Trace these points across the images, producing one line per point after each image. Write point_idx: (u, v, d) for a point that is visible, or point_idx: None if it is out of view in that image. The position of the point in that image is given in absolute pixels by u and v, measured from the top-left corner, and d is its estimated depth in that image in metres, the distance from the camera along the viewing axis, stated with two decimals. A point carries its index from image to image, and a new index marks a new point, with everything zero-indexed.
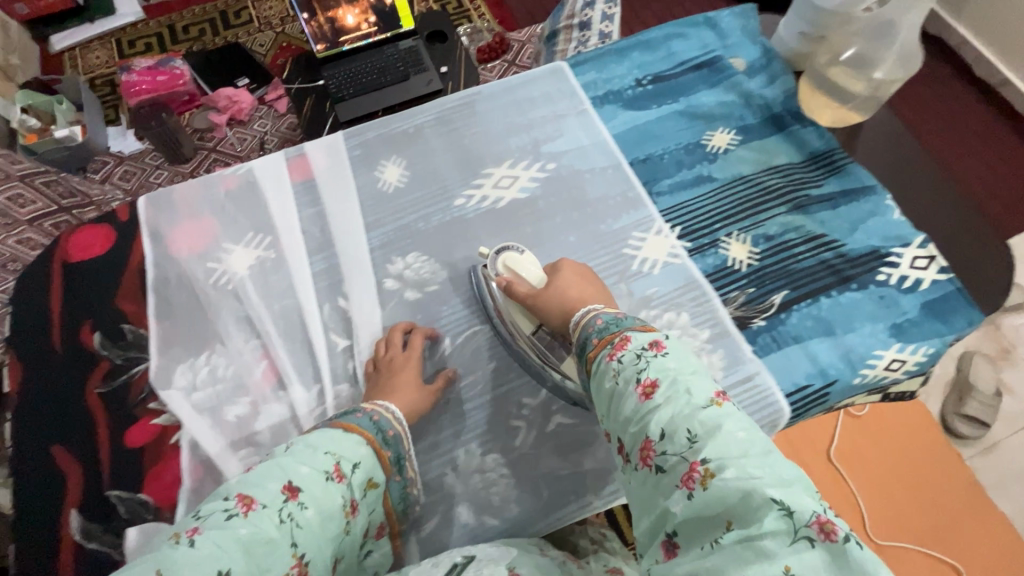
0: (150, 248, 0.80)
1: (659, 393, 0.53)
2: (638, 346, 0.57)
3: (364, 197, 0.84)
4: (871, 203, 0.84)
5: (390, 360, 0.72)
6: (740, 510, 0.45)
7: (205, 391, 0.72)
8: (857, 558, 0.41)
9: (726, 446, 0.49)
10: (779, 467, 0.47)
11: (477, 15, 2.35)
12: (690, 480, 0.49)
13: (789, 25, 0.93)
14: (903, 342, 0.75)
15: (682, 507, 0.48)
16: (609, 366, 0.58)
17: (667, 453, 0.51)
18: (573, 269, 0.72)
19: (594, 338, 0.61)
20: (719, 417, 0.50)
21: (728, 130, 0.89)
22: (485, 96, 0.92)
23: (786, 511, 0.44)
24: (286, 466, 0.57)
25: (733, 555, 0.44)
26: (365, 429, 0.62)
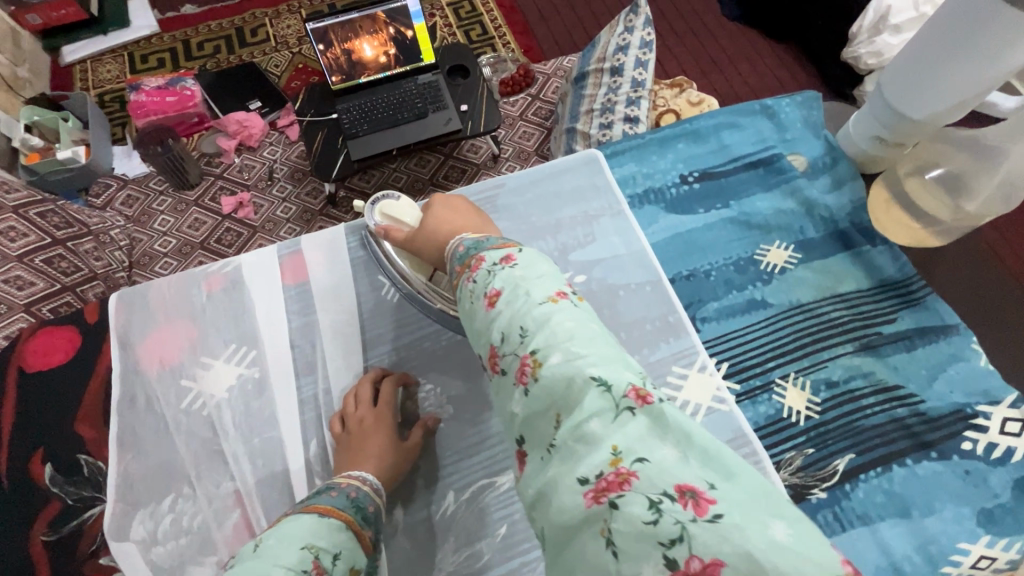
0: (117, 358, 0.70)
1: (501, 300, 0.45)
2: (490, 262, 0.49)
3: (366, 308, 0.74)
4: (952, 345, 0.72)
5: (361, 421, 0.65)
6: (564, 397, 0.39)
7: (165, 545, 0.62)
8: (674, 418, 0.37)
9: (553, 332, 0.42)
10: (605, 344, 0.41)
11: (503, 43, 2.22)
12: (523, 376, 0.42)
13: (863, 127, 0.78)
14: (993, 535, 0.62)
15: (520, 408, 0.41)
16: (466, 288, 0.49)
17: (504, 354, 0.44)
18: (444, 204, 0.64)
19: (457, 264, 0.53)
20: (552, 311, 0.43)
21: (787, 245, 0.78)
22: (508, 189, 0.81)
23: (605, 387, 0.38)
24: (255, 567, 0.43)
25: (569, 454, 0.37)
26: (342, 510, 0.52)
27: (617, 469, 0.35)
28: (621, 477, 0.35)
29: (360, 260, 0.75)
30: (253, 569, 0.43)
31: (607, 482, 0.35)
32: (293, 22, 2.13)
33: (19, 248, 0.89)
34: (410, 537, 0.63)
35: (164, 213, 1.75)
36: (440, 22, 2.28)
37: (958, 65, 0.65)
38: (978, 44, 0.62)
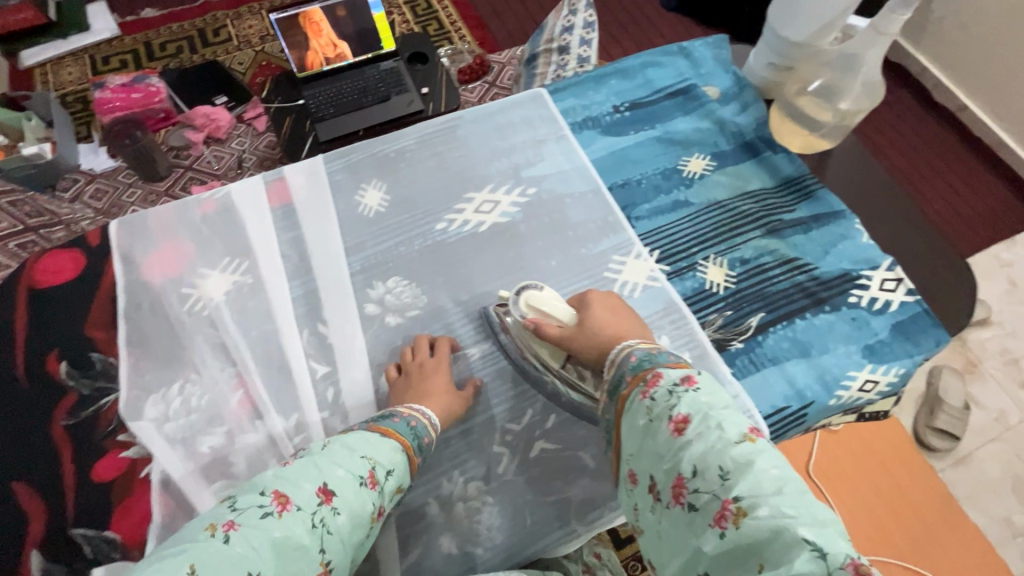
0: (122, 272, 0.78)
1: (690, 429, 0.54)
2: (670, 382, 0.58)
3: (345, 221, 0.84)
4: (841, 226, 0.87)
5: (422, 364, 0.72)
6: (770, 547, 0.45)
7: (178, 420, 0.70)
8: None
9: (757, 480, 0.49)
10: (814, 507, 0.47)
11: (458, 36, 2.37)
12: (722, 519, 0.49)
13: (760, 56, 0.95)
14: (874, 363, 0.77)
15: (713, 547, 0.48)
16: (642, 404, 0.59)
17: (699, 491, 0.51)
18: (602, 301, 0.71)
19: (628, 377, 0.62)
20: (752, 454, 0.51)
21: (704, 156, 0.92)
22: (465, 120, 0.92)
23: (818, 553, 0.43)
24: (321, 469, 0.56)
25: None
26: (401, 435, 0.63)
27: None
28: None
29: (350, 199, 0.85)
30: (321, 464, 0.57)
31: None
32: (255, 21, 2.21)
33: None
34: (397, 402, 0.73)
35: (135, 204, 1.75)
36: (397, 18, 2.39)
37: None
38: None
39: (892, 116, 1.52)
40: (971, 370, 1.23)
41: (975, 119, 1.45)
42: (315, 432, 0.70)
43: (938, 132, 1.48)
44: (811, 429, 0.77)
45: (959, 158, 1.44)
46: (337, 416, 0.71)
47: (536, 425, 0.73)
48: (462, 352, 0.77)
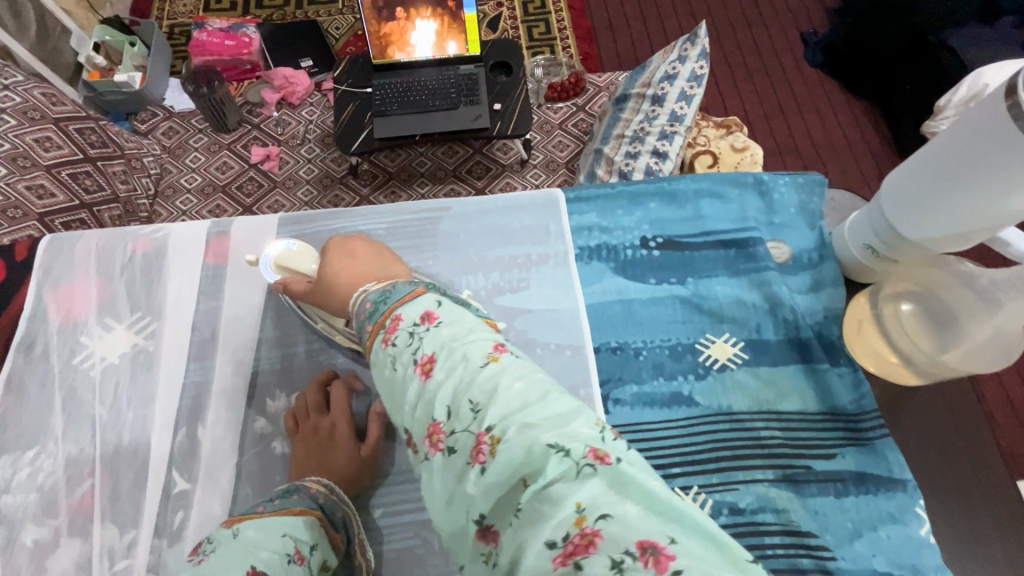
0: (32, 300, 0.71)
1: (438, 368, 0.41)
2: (409, 321, 0.45)
3: (276, 306, 0.72)
4: (892, 503, 0.61)
5: (315, 429, 0.63)
6: (523, 466, 0.36)
7: (16, 495, 0.62)
8: (631, 474, 0.35)
9: (505, 400, 0.38)
10: (557, 403, 0.38)
11: (562, 46, 2.03)
12: (479, 454, 0.37)
13: (856, 231, 0.68)
14: None
15: (476, 488, 0.37)
16: (385, 352, 0.44)
17: (455, 432, 0.39)
18: (343, 250, 0.58)
19: (369, 325, 0.48)
20: (496, 376, 0.40)
21: (734, 340, 0.69)
22: (454, 214, 0.76)
23: (562, 452, 0.36)
24: (241, 553, 0.46)
25: (534, 514, 0.35)
26: (317, 504, 0.54)
27: (581, 527, 0.33)
28: (586, 539, 0.33)
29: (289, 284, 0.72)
30: (239, 551, 0.46)
31: (576, 544, 0.33)
32: None
33: (43, 207, 1.03)
34: None
35: (198, 151, 1.79)
36: (505, 14, 2.09)
37: (975, 192, 0.53)
38: (1005, 174, 0.50)
39: None
40: None
41: None
42: (142, 561, 0.60)
43: None
44: None
45: None
46: (173, 551, 0.60)
47: None
48: (363, 393, 0.68)
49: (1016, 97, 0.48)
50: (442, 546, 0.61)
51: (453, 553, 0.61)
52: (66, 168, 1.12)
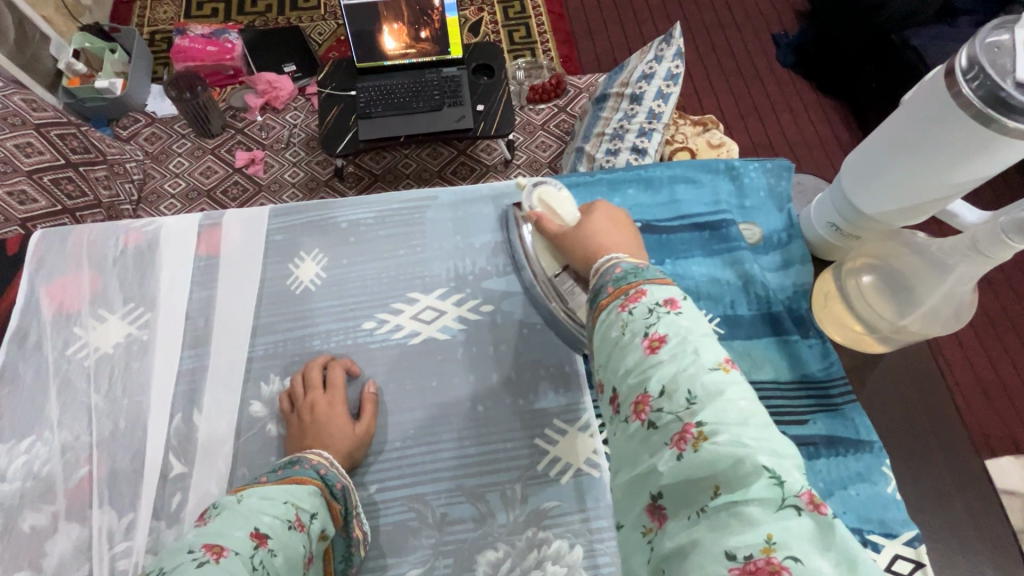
0: (25, 293, 0.72)
1: (666, 349, 0.40)
2: (650, 299, 0.42)
3: (268, 294, 0.73)
4: (860, 463, 0.65)
5: (313, 405, 0.64)
6: (729, 476, 0.34)
7: (12, 483, 0.63)
8: (847, 541, 0.31)
9: (726, 406, 0.36)
10: (780, 438, 0.36)
11: (542, 49, 2.07)
12: (681, 442, 0.36)
13: (821, 210, 0.72)
14: None
15: (668, 469, 0.36)
16: (617, 316, 0.43)
17: (662, 411, 0.38)
18: (608, 214, 0.57)
19: (609, 287, 0.46)
20: (724, 382, 0.38)
21: (711, 316, 0.73)
22: (440, 203, 0.79)
23: (775, 480, 0.33)
24: (244, 515, 0.49)
25: (718, 523, 0.33)
26: (318, 477, 0.57)
27: (768, 557, 0.31)
28: (773, 567, 0.30)
29: (280, 273, 0.74)
30: (243, 514, 0.49)
31: (756, 568, 0.31)
32: None
33: (25, 212, 1.02)
34: None
35: (181, 156, 1.79)
36: (486, 19, 2.13)
37: (921, 168, 0.57)
38: (947, 151, 0.54)
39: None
40: None
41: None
42: (141, 542, 0.61)
43: None
44: None
45: None
46: (171, 531, 0.62)
47: None
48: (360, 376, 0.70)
49: (954, 78, 0.52)
50: (435, 518, 0.63)
51: (446, 524, 0.63)
52: (47, 172, 1.12)
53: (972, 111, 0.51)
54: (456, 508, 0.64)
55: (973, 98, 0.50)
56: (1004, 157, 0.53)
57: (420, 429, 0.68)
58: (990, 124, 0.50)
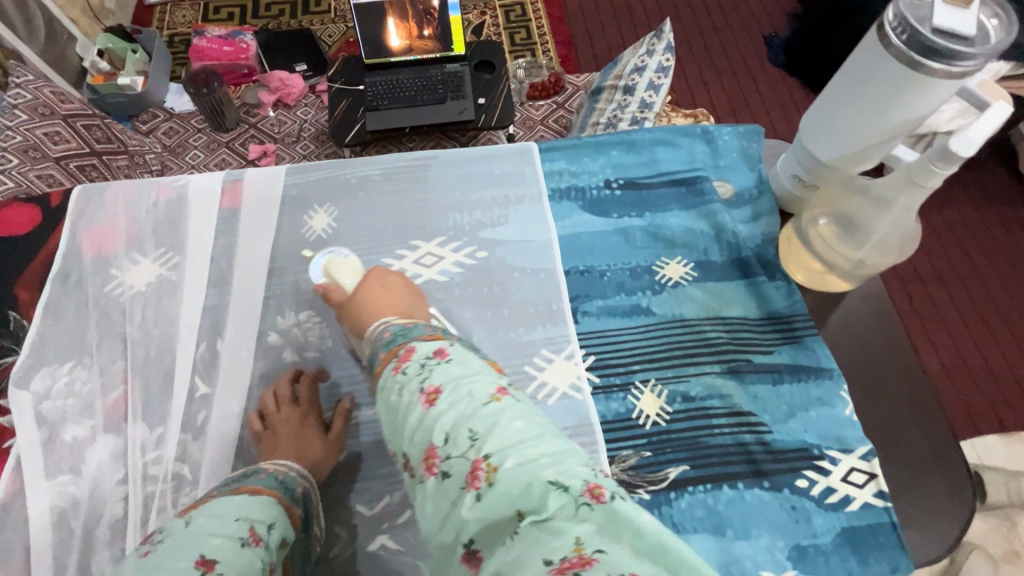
0: (67, 238, 0.80)
1: (442, 398, 0.47)
2: (421, 355, 0.51)
3: (285, 240, 0.81)
4: (821, 388, 0.72)
5: (286, 420, 0.67)
6: (522, 498, 0.41)
7: (54, 400, 0.70)
8: (625, 514, 0.40)
9: (505, 434, 0.44)
10: (553, 445, 0.45)
11: (542, 50, 2.18)
12: (475, 479, 0.43)
13: (786, 165, 0.80)
14: (800, 571, 0.63)
15: (473, 510, 0.42)
16: (393, 379, 0.50)
17: (452, 457, 0.45)
18: (380, 281, 0.69)
19: (382, 353, 0.55)
20: (498, 412, 0.46)
21: (686, 261, 0.80)
22: (441, 162, 0.87)
23: (560, 487, 0.41)
24: (190, 540, 0.45)
25: (531, 538, 0.39)
26: (270, 488, 0.56)
27: (579, 555, 0.37)
28: (583, 560, 0.37)
29: (296, 221, 0.82)
30: (189, 538, 0.45)
31: (570, 564, 0.37)
32: None
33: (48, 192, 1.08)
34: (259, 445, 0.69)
35: (197, 149, 1.89)
36: (488, 21, 2.24)
37: (867, 115, 0.65)
38: (885, 98, 0.62)
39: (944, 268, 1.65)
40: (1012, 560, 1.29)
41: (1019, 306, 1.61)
42: (169, 452, 0.68)
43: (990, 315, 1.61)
44: None
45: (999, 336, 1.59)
46: (196, 443, 0.69)
47: (385, 516, 0.66)
48: None
49: (884, 31, 0.59)
50: None
51: None
52: (72, 160, 1.18)
53: (902, 57, 0.59)
54: None
55: (901, 47, 0.58)
56: (933, 99, 0.61)
57: None
58: (918, 68, 0.58)
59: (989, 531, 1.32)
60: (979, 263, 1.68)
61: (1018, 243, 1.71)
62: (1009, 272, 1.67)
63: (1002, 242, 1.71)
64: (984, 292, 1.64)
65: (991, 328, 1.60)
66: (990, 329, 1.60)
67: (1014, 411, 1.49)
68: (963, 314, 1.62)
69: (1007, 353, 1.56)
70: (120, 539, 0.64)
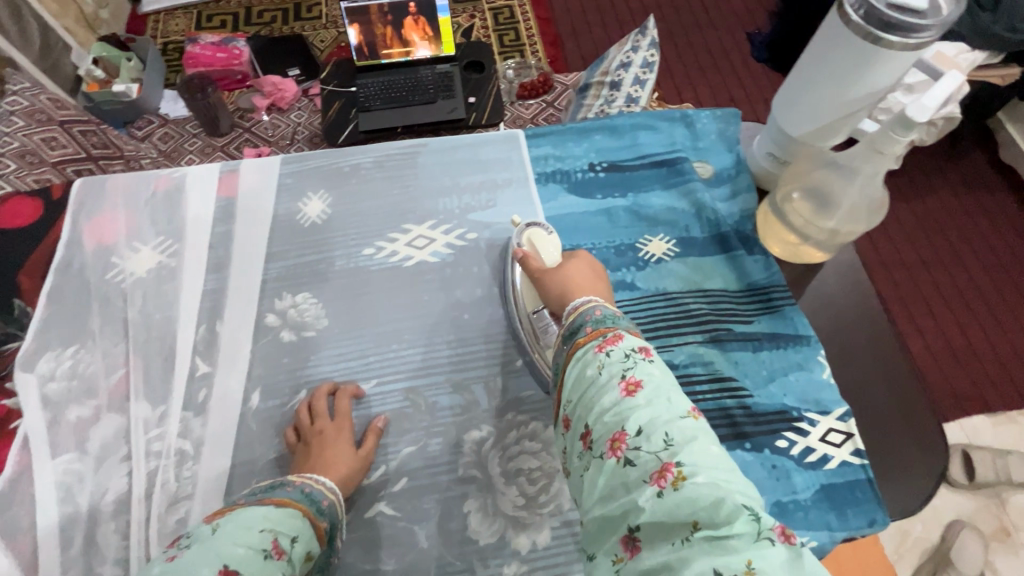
0: (69, 229, 0.83)
1: (642, 393, 0.48)
2: (629, 345, 0.51)
3: (281, 225, 0.84)
4: (799, 354, 0.75)
5: (320, 433, 0.68)
6: (707, 513, 0.41)
7: (60, 382, 0.73)
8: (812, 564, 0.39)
9: (701, 450, 0.44)
10: (746, 479, 0.44)
11: (531, 51, 2.22)
12: (661, 479, 0.43)
13: (761, 144, 0.83)
14: (780, 525, 0.65)
15: (651, 505, 0.43)
16: (595, 355, 0.51)
17: (640, 450, 0.45)
18: (587, 264, 0.68)
19: (587, 328, 0.55)
20: (697, 428, 0.46)
21: (668, 238, 0.83)
22: (430, 149, 0.90)
23: (754, 515, 0.41)
24: (215, 548, 0.48)
25: (704, 553, 0.39)
26: (297, 502, 0.57)
27: None
28: None
29: (291, 207, 0.85)
30: (212, 548, 0.48)
31: None
32: None
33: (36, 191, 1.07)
34: (259, 420, 0.72)
35: (192, 153, 1.89)
36: (477, 24, 2.28)
37: (832, 89, 0.68)
38: (848, 72, 0.66)
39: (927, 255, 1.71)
40: (1003, 537, 1.34)
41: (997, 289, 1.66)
42: (172, 429, 0.71)
43: (972, 299, 1.65)
44: None
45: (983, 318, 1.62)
46: (198, 419, 0.71)
47: (382, 485, 0.68)
48: (360, 294, 0.80)
49: (843, 10, 0.63)
50: (428, 405, 0.73)
51: (437, 409, 0.73)
52: (70, 164, 1.19)
53: (862, 32, 0.62)
54: (446, 397, 0.73)
55: (859, 22, 0.62)
56: (892, 70, 0.64)
57: (412, 334, 0.78)
58: (877, 42, 0.62)
59: (983, 504, 1.37)
60: (960, 249, 1.72)
61: (997, 229, 1.75)
62: (990, 257, 1.71)
63: (982, 228, 1.75)
64: (966, 277, 1.68)
65: (972, 311, 1.63)
66: (972, 312, 1.63)
67: (998, 390, 1.52)
68: (945, 298, 1.65)
69: (989, 335, 1.60)
70: (125, 512, 0.66)
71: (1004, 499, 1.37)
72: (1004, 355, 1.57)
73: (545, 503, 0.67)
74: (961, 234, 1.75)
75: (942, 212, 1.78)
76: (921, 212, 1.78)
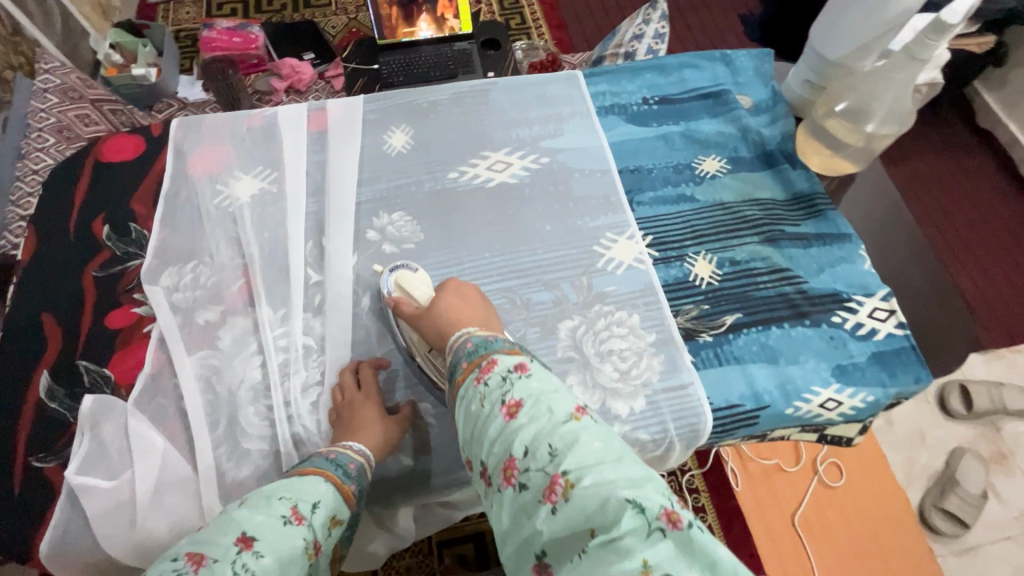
0: (173, 162, 0.89)
1: (523, 412, 0.55)
2: (503, 368, 0.58)
3: (371, 155, 0.92)
4: (844, 250, 0.85)
5: (349, 403, 0.71)
6: (599, 518, 0.47)
7: (184, 292, 0.79)
8: (698, 540, 0.45)
9: (583, 455, 0.51)
10: (629, 469, 0.50)
11: (537, 33, 2.32)
12: (552, 494, 0.50)
13: (797, 73, 0.95)
14: (842, 384, 0.76)
15: (546, 526, 0.49)
16: (476, 390, 0.58)
17: (529, 470, 0.52)
18: (456, 291, 0.71)
19: (464, 362, 0.61)
20: (577, 431, 0.53)
21: (720, 158, 0.93)
22: (498, 88, 0.99)
23: (638, 509, 0.47)
24: (230, 521, 0.52)
25: (601, 559, 0.46)
26: (323, 467, 0.60)
27: None
28: None
29: (378, 138, 0.93)
30: (233, 519, 0.52)
31: None
32: None
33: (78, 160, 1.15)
34: (371, 320, 0.79)
35: None
36: (484, 9, 2.37)
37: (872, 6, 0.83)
38: None
39: (918, 210, 1.86)
40: (1000, 460, 1.47)
41: (981, 239, 1.82)
42: (295, 327, 0.77)
43: (959, 248, 1.80)
44: (763, 433, 0.77)
45: (969, 265, 1.77)
46: (317, 320, 0.78)
47: None
48: (448, 214, 0.87)
49: None
50: (523, 301, 0.81)
51: (532, 305, 0.81)
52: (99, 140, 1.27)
53: None
54: (539, 294, 0.82)
55: None
56: None
57: (500, 243, 0.86)
58: None
59: (982, 429, 1.50)
60: (947, 205, 1.88)
61: (977, 184, 1.91)
62: (972, 210, 1.87)
63: (966, 185, 1.91)
64: (952, 230, 1.83)
65: (962, 260, 1.78)
66: (959, 260, 1.78)
67: (988, 330, 1.66)
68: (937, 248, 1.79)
69: (978, 280, 1.75)
70: (263, 397, 0.73)
71: (999, 425, 1.51)
72: (991, 297, 1.72)
73: (639, 375, 0.76)
74: (945, 190, 1.90)
75: (926, 171, 1.94)
76: (908, 171, 1.94)
